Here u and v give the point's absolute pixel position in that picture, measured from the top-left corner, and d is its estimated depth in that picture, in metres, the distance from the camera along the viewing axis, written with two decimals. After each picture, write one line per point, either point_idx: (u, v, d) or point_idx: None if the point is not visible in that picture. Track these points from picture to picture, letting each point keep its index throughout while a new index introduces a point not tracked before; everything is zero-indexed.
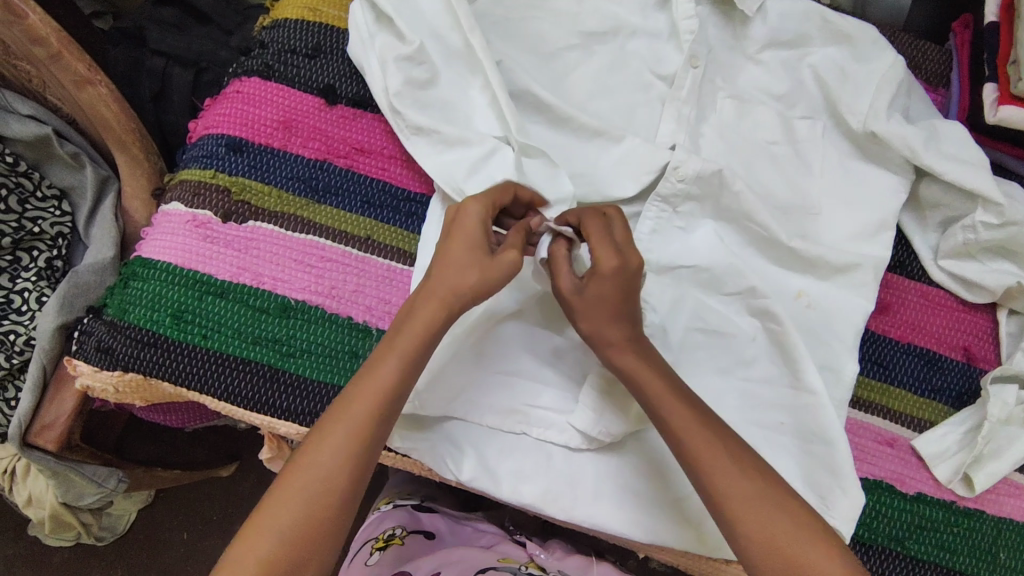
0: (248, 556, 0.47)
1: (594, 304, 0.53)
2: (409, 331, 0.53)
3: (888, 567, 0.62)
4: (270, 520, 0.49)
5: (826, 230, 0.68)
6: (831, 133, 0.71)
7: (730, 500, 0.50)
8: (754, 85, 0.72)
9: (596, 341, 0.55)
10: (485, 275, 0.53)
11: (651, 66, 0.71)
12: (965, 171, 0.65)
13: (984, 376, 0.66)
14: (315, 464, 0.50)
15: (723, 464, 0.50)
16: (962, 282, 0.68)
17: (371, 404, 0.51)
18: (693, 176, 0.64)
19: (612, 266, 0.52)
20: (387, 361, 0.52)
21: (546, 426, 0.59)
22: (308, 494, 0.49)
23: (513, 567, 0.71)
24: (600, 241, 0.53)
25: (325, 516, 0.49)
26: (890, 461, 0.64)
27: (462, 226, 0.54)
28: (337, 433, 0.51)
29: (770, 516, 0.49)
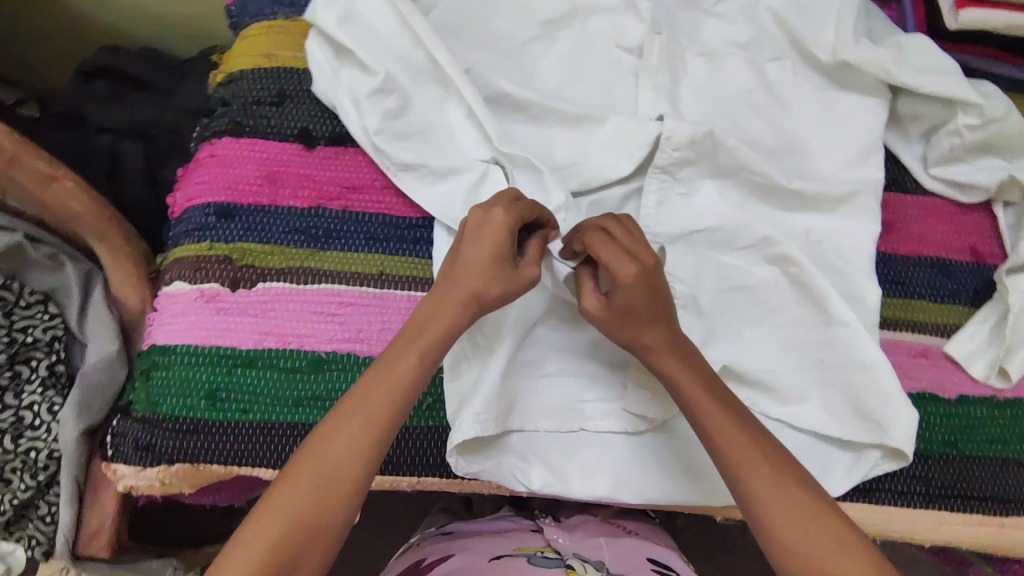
0: (256, 538, 0.48)
1: (623, 315, 0.53)
2: (428, 333, 0.54)
3: (950, 472, 0.64)
4: (280, 504, 0.50)
5: (817, 166, 0.70)
6: (802, 69, 0.72)
7: (765, 508, 0.51)
8: (718, 38, 0.73)
9: (635, 348, 0.55)
10: (507, 288, 0.54)
11: (616, 41, 0.71)
12: (941, 80, 0.66)
13: (995, 270, 0.69)
14: (330, 453, 0.51)
15: (783, 499, 0.50)
16: (955, 186, 0.71)
17: (388, 399, 0.53)
18: (687, 142, 0.64)
19: (626, 276, 0.51)
20: (404, 362, 0.54)
21: (602, 418, 0.60)
22: (321, 479, 0.51)
23: (530, 555, 0.64)
24: (610, 255, 0.52)
25: (335, 502, 0.50)
26: (928, 372, 0.66)
27: (481, 234, 0.53)
28: (351, 422, 0.52)
29: (821, 551, 0.49)
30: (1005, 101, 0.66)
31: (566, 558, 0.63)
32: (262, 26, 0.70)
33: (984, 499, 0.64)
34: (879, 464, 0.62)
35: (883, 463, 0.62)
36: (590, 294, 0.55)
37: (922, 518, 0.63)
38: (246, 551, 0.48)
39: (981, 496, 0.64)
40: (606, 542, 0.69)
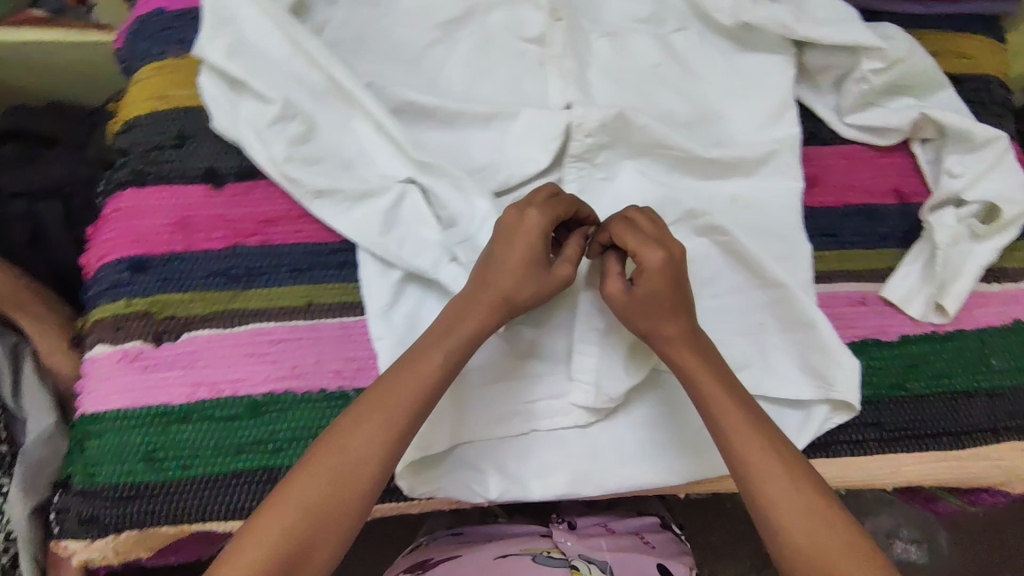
0: (267, 534, 0.49)
1: (646, 304, 0.54)
2: (456, 334, 0.54)
3: (900, 412, 0.65)
4: (293, 499, 0.50)
5: (733, 131, 0.70)
6: (706, 37, 0.72)
7: (776, 510, 0.52)
8: (620, 15, 0.72)
9: (653, 336, 0.56)
10: (539, 288, 0.55)
11: (517, 33, 0.70)
12: (841, 29, 0.66)
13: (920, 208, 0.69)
14: (349, 452, 0.51)
15: (795, 504, 0.52)
16: (871, 131, 0.71)
17: (409, 397, 0.52)
18: (598, 127, 0.63)
19: (654, 261, 0.54)
20: (427, 360, 0.53)
21: (552, 415, 0.59)
22: (337, 474, 0.50)
23: (535, 553, 0.65)
24: (637, 241, 0.54)
25: (347, 498, 0.50)
26: (868, 318, 0.67)
27: (518, 233, 0.54)
28: (372, 421, 0.52)
29: (827, 551, 0.50)
30: (907, 41, 0.67)
31: (570, 559, 0.64)
32: (153, 68, 0.67)
33: (935, 434, 0.65)
34: (830, 418, 0.62)
35: (834, 416, 0.63)
36: (612, 281, 0.56)
37: (880, 463, 0.64)
38: (258, 539, 0.48)
39: (933, 432, 0.65)
40: (618, 544, 0.70)
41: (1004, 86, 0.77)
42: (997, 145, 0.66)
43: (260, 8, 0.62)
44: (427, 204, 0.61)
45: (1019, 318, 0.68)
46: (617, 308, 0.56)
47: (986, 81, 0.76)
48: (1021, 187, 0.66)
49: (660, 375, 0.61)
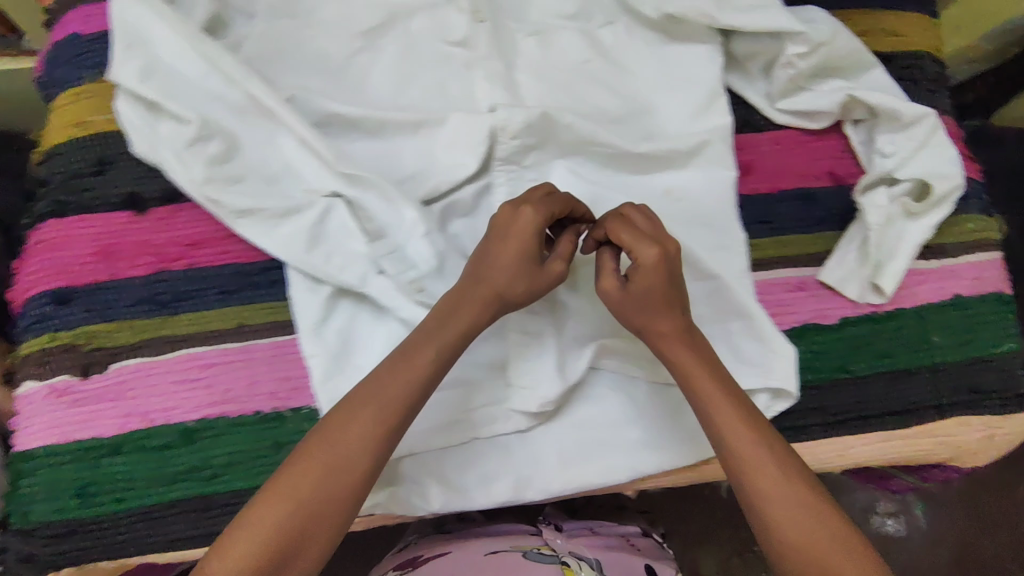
0: (257, 529, 0.48)
1: (639, 299, 0.54)
2: (449, 329, 0.54)
3: (843, 395, 0.65)
4: (285, 495, 0.49)
5: (664, 124, 0.69)
6: (633, 29, 0.71)
7: (766, 504, 0.51)
8: (545, 13, 0.71)
9: (647, 331, 0.56)
10: (531, 285, 0.55)
11: (442, 36, 0.69)
12: (763, 14, 0.65)
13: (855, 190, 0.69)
14: (343, 447, 0.50)
15: (787, 499, 0.51)
16: (803, 115, 0.71)
17: (403, 391, 0.52)
18: (522, 129, 0.62)
19: (649, 256, 0.53)
20: (420, 355, 0.53)
21: (492, 422, 0.59)
22: (331, 469, 0.49)
23: (526, 549, 0.65)
24: (631, 237, 0.54)
25: (338, 494, 0.49)
26: (807, 303, 0.67)
27: (511, 229, 0.54)
28: (364, 417, 0.51)
29: (817, 545, 0.50)
30: (829, 23, 0.66)
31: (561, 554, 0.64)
32: (70, 94, 0.66)
33: (880, 414, 0.65)
34: (775, 406, 0.62)
35: (777, 402, 0.62)
36: (607, 277, 0.56)
37: (827, 446, 0.64)
38: (250, 535, 0.48)
39: (877, 412, 0.65)
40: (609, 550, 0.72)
41: (937, 61, 0.77)
42: (927, 121, 0.66)
43: (171, 28, 0.61)
44: (355, 217, 0.60)
45: (958, 293, 0.69)
46: (612, 303, 0.56)
47: (917, 57, 0.76)
48: (951, 162, 0.66)
49: (597, 373, 0.61)
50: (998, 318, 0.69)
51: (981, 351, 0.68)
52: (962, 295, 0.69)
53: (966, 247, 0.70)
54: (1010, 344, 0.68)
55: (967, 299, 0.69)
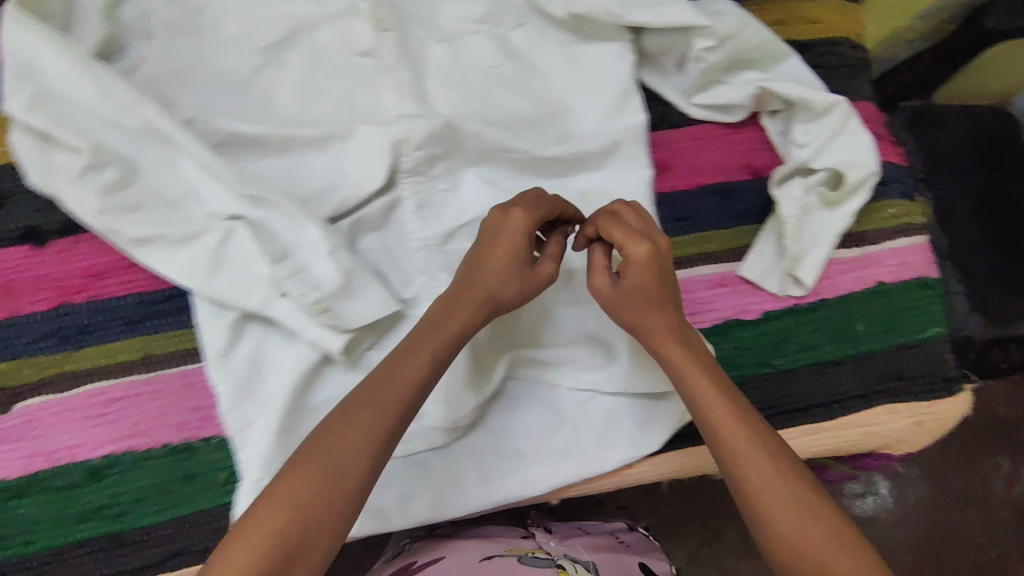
0: (252, 537, 0.46)
1: (633, 297, 0.55)
2: (444, 331, 0.54)
3: (768, 390, 0.65)
4: (285, 500, 0.47)
5: (581, 124, 0.68)
6: (545, 29, 0.70)
7: (761, 495, 0.51)
8: (455, 18, 0.69)
9: (640, 328, 0.56)
10: (524, 288, 0.55)
11: (348, 47, 0.67)
12: (668, 10, 0.64)
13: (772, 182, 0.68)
14: (339, 451, 0.49)
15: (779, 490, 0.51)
16: (719, 109, 0.70)
17: (398, 394, 0.51)
18: (426, 139, 0.61)
19: (642, 254, 0.53)
20: (415, 357, 0.53)
21: (406, 441, 0.58)
22: (333, 471, 0.48)
23: (521, 553, 0.63)
24: (624, 234, 0.54)
25: (337, 500, 0.48)
26: (729, 298, 0.66)
27: (503, 230, 0.54)
28: (364, 420, 0.50)
29: (813, 536, 0.49)
30: (736, 14, 0.65)
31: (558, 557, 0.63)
32: None
33: (805, 408, 0.65)
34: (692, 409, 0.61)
35: None
36: (601, 275, 0.56)
37: None
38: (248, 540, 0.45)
39: (802, 406, 0.65)
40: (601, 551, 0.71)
41: (856, 47, 0.77)
42: (839, 109, 0.65)
43: (55, 50, 0.58)
44: (257, 239, 0.59)
45: (881, 280, 0.68)
46: (605, 301, 0.56)
47: (835, 44, 0.75)
48: (866, 150, 0.65)
49: (516, 385, 0.62)
50: (922, 302, 0.69)
51: (906, 337, 0.68)
52: (886, 282, 0.68)
53: (888, 233, 0.70)
54: (937, 328, 0.69)
55: (891, 286, 0.68)
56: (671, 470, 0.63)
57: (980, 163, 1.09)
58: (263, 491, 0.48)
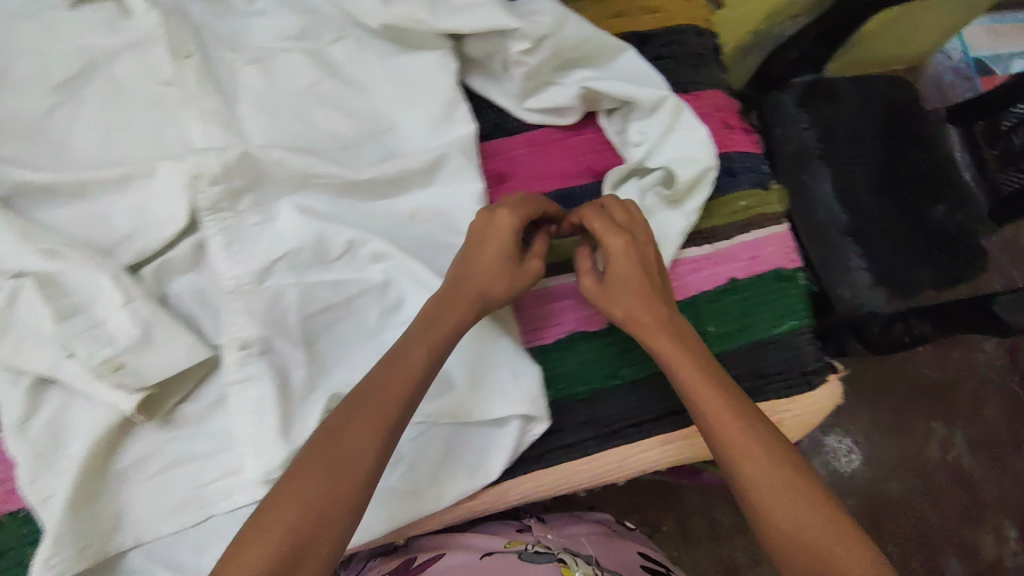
0: (267, 537, 0.44)
1: (621, 285, 0.58)
2: (440, 328, 0.54)
3: (615, 402, 0.63)
4: (297, 497, 0.46)
5: (404, 140, 0.65)
6: (364, 40, 0.66)
7: (755, 488, 0.52)
8: (267, 36, 0.65)
9: (629, 317, 0.58)
10: (513, 282, 0.56)
11: (151, 78, 0.63)
12: (478, 14, 0.60)
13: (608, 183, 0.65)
14: (347, 452, 0.48)
15: (774, 483, 0.51)
16: (553, 112, 0.67)
17: (398, 392, 0.50)
18: (222, 173, 0.57)
19: (618, 245, 0.58)
20: (412, 355, 0.52)
21: (227, 496, 0.57)
22: (340, 469, 0.47)
23: (523, 549, 0.67)
24: (605, 230, 0.58)
25: (348, 497, 0.47)
26: (573, 310, 0.64)
27: (494, 229, 0.57)
28: (370, 418, 0.49)
29: (808, 528, 0.50)
30: (553, 12, 0.61)
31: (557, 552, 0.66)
32: None
33: (657, 418, 0.63)
34: (530, 430, 0.59)
35: (532, 426, 0.59)
36: (586, 272, 0.60)
37: (602, 460, 0.62)
38: (263, 539, 0.44)
39: (653, 417, 0.63)
40: (597, 545, 0.76)
41: (701, 34, 0.73)
42: (668, 104, 0.63)
43: None
44: (44, 295, 0.54)
45: (733, 277, 0.66)
46: (593, 294, 0.59)
47: (679, 32, 0.72)
48: (702, 143, 0.63)
49: None
50: (777, 296, 0.67)
51: (761, 335, 0.66)
52: (738, 279, 0.66)
53: (738, 227, 0.68)
54: (793, 321, 0.67)
55: (743, 282, 0.66)
56: (516, 495, 0.61)
57: (880, 133, 1.05)
58: (272, 492, 0.47)
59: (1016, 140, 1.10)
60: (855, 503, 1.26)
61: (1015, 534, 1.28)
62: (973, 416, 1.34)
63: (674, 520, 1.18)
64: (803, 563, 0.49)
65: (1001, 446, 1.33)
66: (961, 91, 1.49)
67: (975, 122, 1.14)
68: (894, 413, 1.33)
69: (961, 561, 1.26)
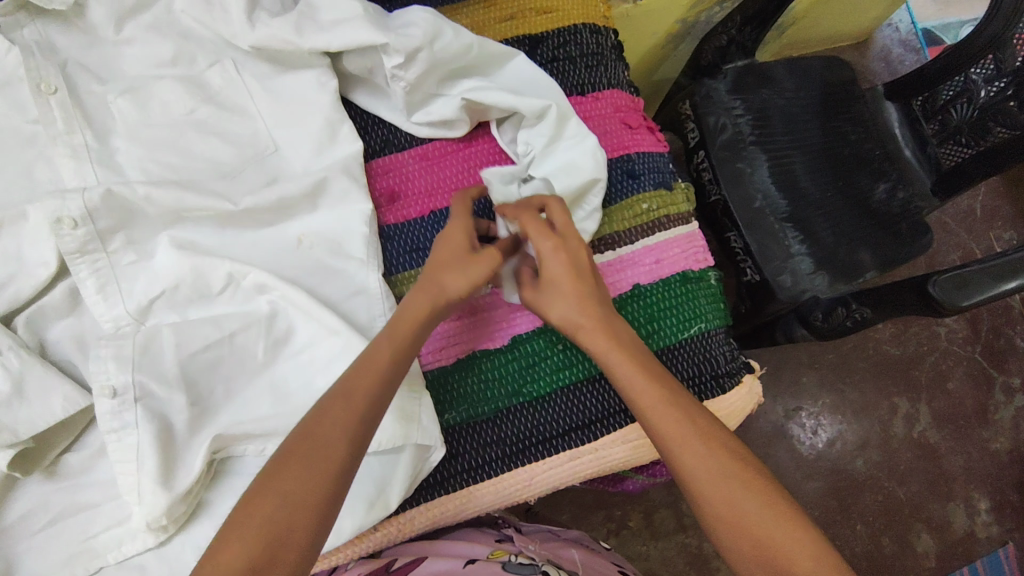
0: (238, 537, 0.42)
1: (552, 286, 0.57)
2: (405, 325, 0.53)
3: (523, 420, 0.61)
4: (267, 500, 0.44)
5: (290, 161, 0.63)
6: (242, 63, 0.64)
7: (694, 480, 0.49)
8: (139, 66, 0.63)
9: (567, 322, 0.57)
10: (470, 280, 0.55)
11: (15, 116, 0.59)
12: (346, 32, 0.60)
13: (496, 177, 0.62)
14: (318, 447, 0.46)
15: (716, 473, 0.49)
16: (442, 124, 0.66)
17: (370, 386, 0.49)
18: (85, 214, 0.55)
19: (547, 247, 0.57)
20: (380, 350, 0.51)
21: (118, 544, 0.54)
22: (314, 463, 0.45)
23: (505, 561, 0.63)
24: (542, 236, 0.57)
25: (321, 492, 0.45)
26: (475, 329, 0.63)
27: (451, 232, 0.57)
28: (345, 412, 0.48)
29: (749, 517, 0.47)
30: (426, 23, 0.60)
31: (539, 562, 0.64)
32: None
33: (565, 433, 0.62)
34: (428, 458, 0.57)
35: (430, 453, 0.57)
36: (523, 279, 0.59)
37: (512, 479, 0.61)
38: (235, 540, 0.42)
39: (562, 431, 0.62)
40: (578, 554, 0.75)
41: (598, 31, 0.72)
42: (552, 112, 0.63)
43: None
44: None
45: (636, 282, 0.66)
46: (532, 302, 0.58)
47: (572, 32, 0.71)
48: (589, 153, 0.63)
49: (243, 460, 0.57)
50: (683, 300, 0.66)
51: (670, 340, 0.64)
52: (642, 284, 0.66)
53: (640, 230, 0.67)
54: (701, 325, 0.66)
55: (646, 287, 0.66)
56: (421, 519, 0.60)
57: (817, 115, 1.00)
58: (240, 498, 0.44)
59: (954, 114, 0.95)
60: (826, 488, 1.22)
61: (985, 504, 1.24)
62: (937, 389, 1.30)
63: (641, 515, 1.13)
64: (748, 555, 0.46)
65: (967, 418, 1.29)
66: (909, 63, 1.44)
67: (913, 99, 1.00)
68: (863, 393, 1.28)
69: (932, 536, 1.22)
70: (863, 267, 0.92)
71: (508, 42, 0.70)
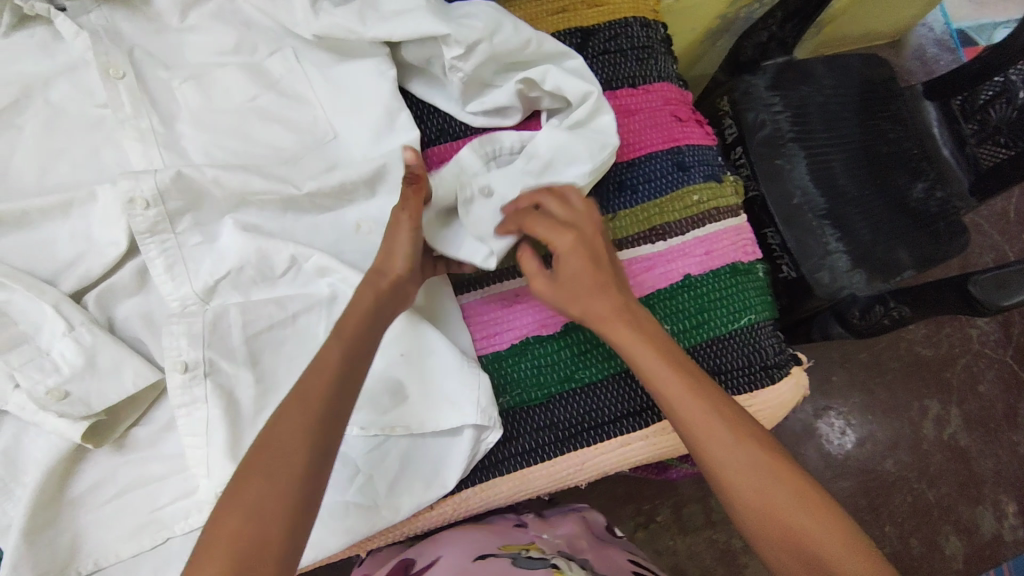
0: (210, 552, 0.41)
1: (570, 282, 0.57)
2: (352, 320, 0.51)
3: (574, 406, 0.62)
4: (235, 511, 0.43)
5: (349, 148, 0.64)
6: (302, 51, 0.65)
7: (723, 471, 0.51)
8: (201, 53, 0.64)
9: (587, 317, 0.58)
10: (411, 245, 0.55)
11: (87, 102, 0.61)
12: (405, 23, 0.61)
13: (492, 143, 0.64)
14: (275, 455, 0.45)
15: (744, 465, 0.50)
16: (494, 112, 0.68)
17: (320, 387, 0.48)
18: (157, 195, 0.56)
19: (566, 244, 0.57)
20: (330, 350, 0.50)
21: (184, 517, 0.56)
22: (272, 476, 0.44)
23: (517, 554, 0.62)
24: (546, 229, 0.57)
25: (284, 500, 0.43)
26: (525, 315, 0.64)
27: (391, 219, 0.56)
28: (301, 415, 0.46)
29: (777, 506, 0.49)
30: (485, 14, 0.61)
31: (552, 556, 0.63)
32: None
33: (617, 419, 0.63)
34: (484, 439, 0.58)
35: (486, 434, 0.59)
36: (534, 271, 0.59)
37: (566, 463, 0.61)
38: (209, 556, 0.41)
39: (613, 418, 0.63)
40: (589, 542, 0.73)
41: (647, 25, 0.74)
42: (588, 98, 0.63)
43: None
44: None
45: (688, 273, 0.67)
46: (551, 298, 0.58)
47: (623, 25, 0.72)
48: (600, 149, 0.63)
49: None
50: (733, 290, 0.67)
51: (721, 330, 0.65)
52: (693, 274, 0.67)
53: (690, 222, 0.68)
54: (751, 316, 0.66)
55: (697, 278, 0.67)
56: (474, 502, 0.61)
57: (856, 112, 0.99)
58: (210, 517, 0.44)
59: (993, 114, 0.95)
60: (856, 487, 1.21)
61: (1014, 507, 1.23)
62: (969, 392, 1.29)
63: (669, 509, 1.13)
64: (775, 539, 0.48)
65: (998, 421, 1.28)
66: (946, 63, 1.43)
67: (952, 99, 1.00)
68: (894, 394, 1.27)
69: (961, 539, 1.21)
70: (902, 267, 0.91)
71: (560, 34, 0.71)
